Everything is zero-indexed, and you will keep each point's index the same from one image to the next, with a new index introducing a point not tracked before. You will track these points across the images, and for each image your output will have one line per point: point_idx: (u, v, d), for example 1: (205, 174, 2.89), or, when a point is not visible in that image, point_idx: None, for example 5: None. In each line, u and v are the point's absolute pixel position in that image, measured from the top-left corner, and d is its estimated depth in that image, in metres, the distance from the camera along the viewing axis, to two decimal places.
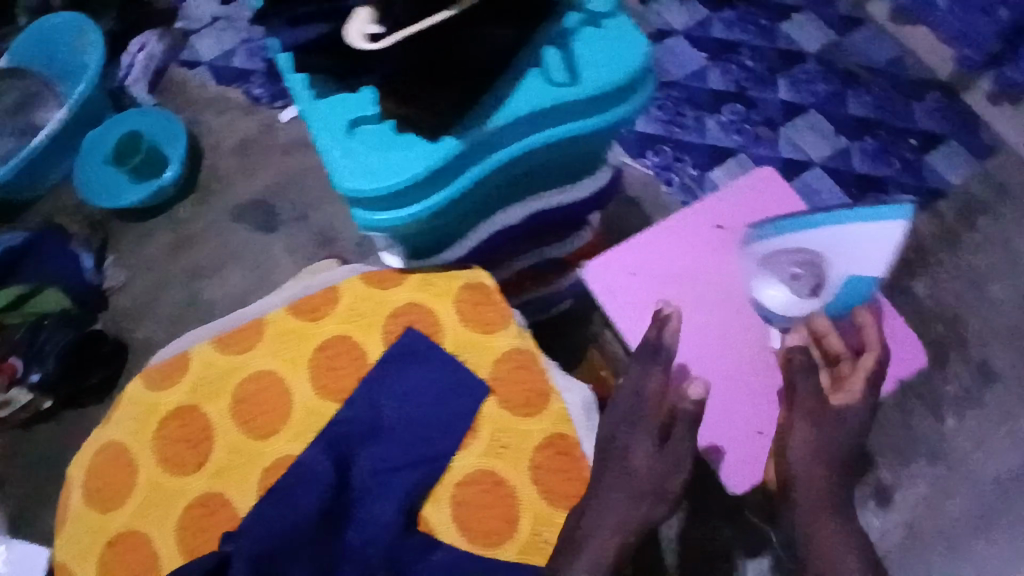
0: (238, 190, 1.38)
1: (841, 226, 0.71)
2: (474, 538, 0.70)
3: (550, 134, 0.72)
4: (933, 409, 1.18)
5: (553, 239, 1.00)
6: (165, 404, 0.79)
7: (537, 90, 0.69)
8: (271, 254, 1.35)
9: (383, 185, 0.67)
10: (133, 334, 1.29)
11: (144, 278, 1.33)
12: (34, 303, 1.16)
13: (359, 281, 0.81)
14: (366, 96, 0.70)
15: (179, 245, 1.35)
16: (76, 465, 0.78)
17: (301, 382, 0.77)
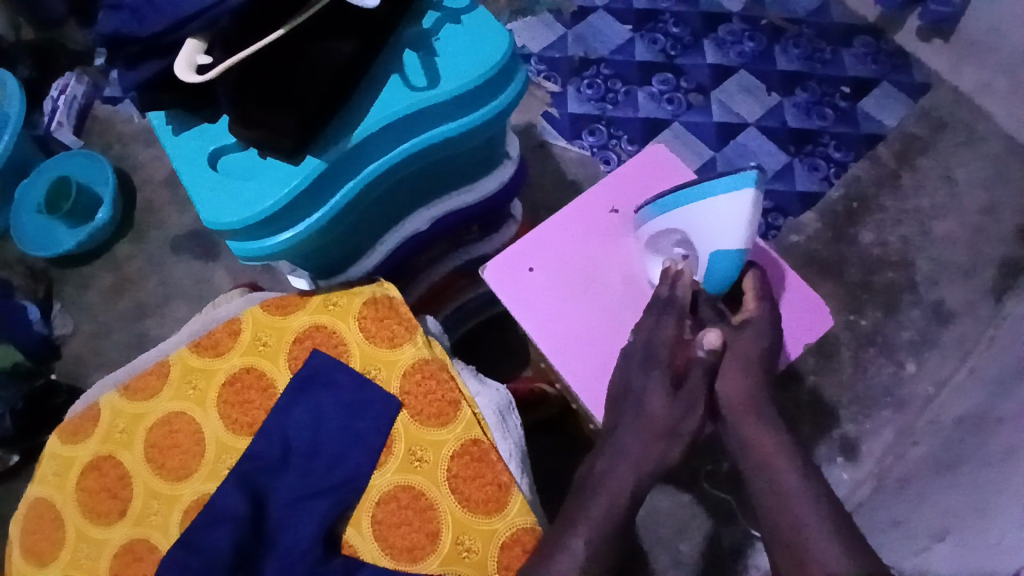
0: (174, 223, 1.36)
1: (690, 203, 0.68)
2: (397, 555, 0.69)
3: (420, 140, 0.73)
4: (891, 355, 1.16)
5: (471, 237, 1.00)
6: (81, 457, 0.76)
7: (396, 97, 0.69)
8: (213, 283, 1.33)
9: (249, 214, 0.67)
10: (85, 379, 1.27)
11: (88, 323, 1.31)
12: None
13: (260, 310, 0.79)
14: (224, 126, 0.71)
15: (121, 285, 1.33)
16: (13, 521, 0.78)
17: (212, 418, 0.76)
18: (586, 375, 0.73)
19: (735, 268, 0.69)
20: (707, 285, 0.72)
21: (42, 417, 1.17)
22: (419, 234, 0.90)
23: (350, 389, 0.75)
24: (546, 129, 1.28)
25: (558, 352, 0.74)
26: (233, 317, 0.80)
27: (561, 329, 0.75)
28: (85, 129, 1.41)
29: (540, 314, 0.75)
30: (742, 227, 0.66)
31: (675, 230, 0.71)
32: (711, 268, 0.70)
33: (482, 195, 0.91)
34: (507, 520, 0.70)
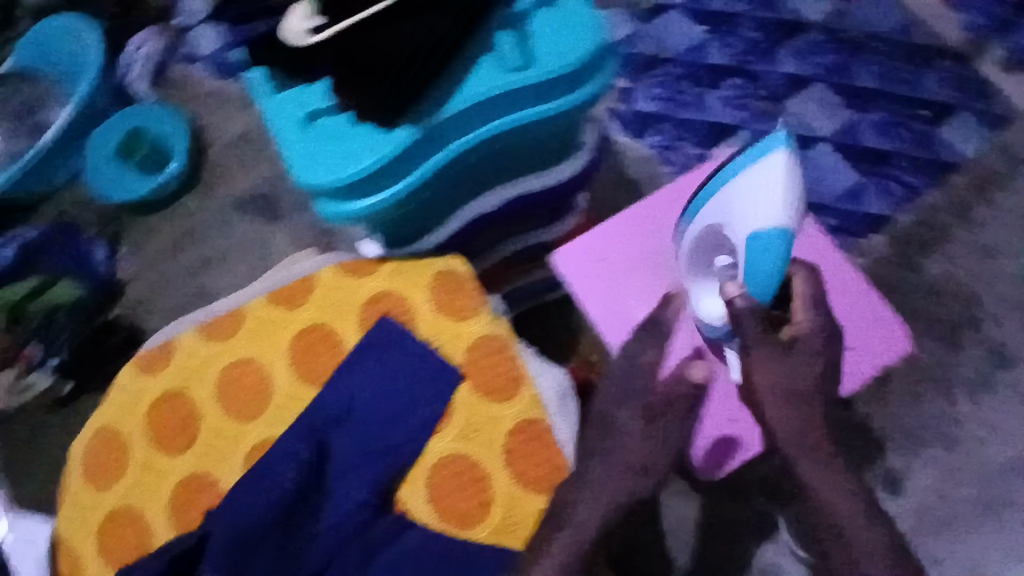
0: (237, 181, 1.37)
1: (730, 187, 0.65)
2: (448, 521, 0.71)
3: (507, 120, 0.73)
4: (945, 392, 1.12)
5: (536, 224, 0.99)
6: (152, 392, 0.79)
7: (488, 78, 0.69)
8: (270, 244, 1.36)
9: (339, 176, 0.69)
10: (145, 323, 1.31)
11: (149, 271, 1.34)
12: (54, 293, 1.20)
13: (336, 271, 0.82)
14: (320, 89, 0.71)
15: (182, 239, 1.34)
16: (76, 445, 0.81)
17: (281, 366, 0.78)
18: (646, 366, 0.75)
19: (782, 255, 0.61)
20: (751, 288, 0.63)
21: (100, 355, 1.26)
22: (488, 213, 0.91)
23: (413, 357, 0.77)
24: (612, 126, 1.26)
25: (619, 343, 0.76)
26: (308, 274, 0.83)
27: (626, 320, 0.77)
28: (161, 83, 1.41)
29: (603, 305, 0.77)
30: (773, 198, 0.60)
31: (716, 228, 0.68)
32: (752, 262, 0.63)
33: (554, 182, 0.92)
34: None
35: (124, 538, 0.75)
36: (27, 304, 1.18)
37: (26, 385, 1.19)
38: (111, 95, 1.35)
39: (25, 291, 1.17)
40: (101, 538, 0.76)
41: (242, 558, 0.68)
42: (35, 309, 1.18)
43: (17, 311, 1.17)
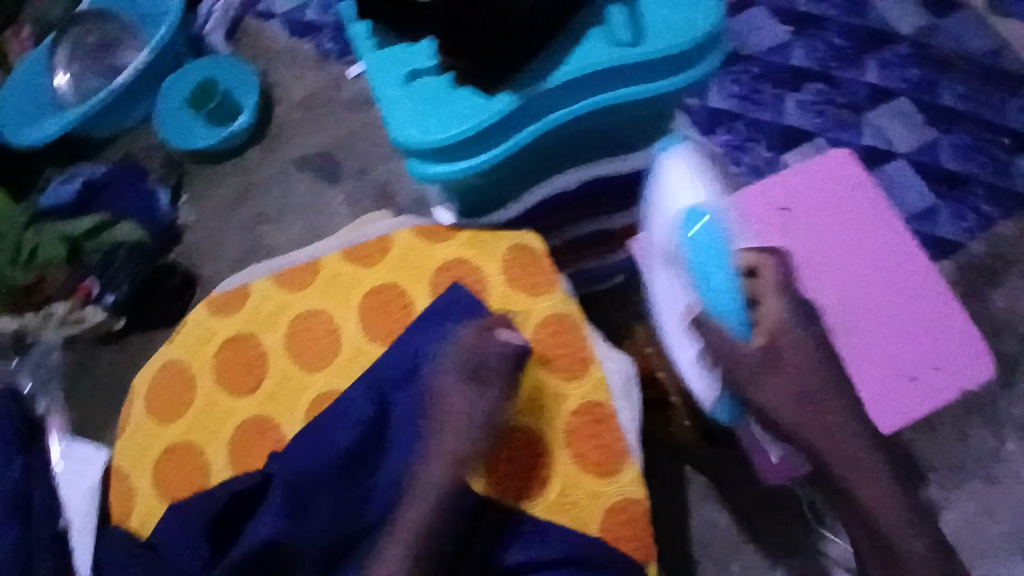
0: (301, 142, 1.36)
1: (650, 232, 0.81)
2: (502, 492, 0.72)
3: (608, 96, 0.71)
4: (996, 429, 1.04)
5: (606, 206, 0.94)
6: (222, 332, 0.80)
7: (595, 52, 0.68)
8: (329, 206, 1.37)
9: (435, 136, 0.69)
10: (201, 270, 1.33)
11: (208, 220, 1.35)
12: (111, 235, 1.17)
13: (411, 233, 0.82)
14: (424, 48, 0.71)
15: (242, 193, 1.35)
16: (140, 377, 0.81)
17: (351, 320, 0.79)
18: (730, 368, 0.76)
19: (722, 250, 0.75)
20: (707, 295, 0.74)
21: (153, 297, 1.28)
22: (565, 192, 0.91)
23: (482, 328, 0.77)
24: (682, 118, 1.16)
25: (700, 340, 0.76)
26: (385, 233, 0.83)
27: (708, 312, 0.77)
28: (236, 36, 1.42)
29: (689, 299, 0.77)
30: (695, 197, 0.78)
31: (665, 260, 0.79)
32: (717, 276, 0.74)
33: (634, 168, 0.91)
34: (617, 486, 0.71)
35: (180, 473, 0.76)
36: (86, 240, 1.16)
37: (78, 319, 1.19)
38: (188, 43, 1.37)
39: (85, 227, 1.15)
40: (159, 470, 0.76)
41: (303, 504, 0.71)
42: (94, 245, 1.16)
43: (76, 246, 1.16)
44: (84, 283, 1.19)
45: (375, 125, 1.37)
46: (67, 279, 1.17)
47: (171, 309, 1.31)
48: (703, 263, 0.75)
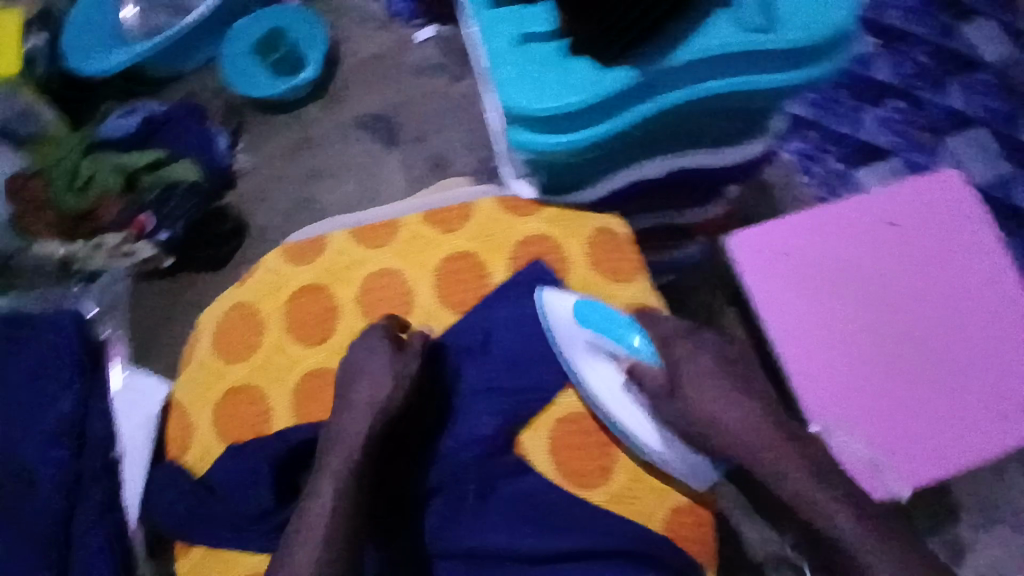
0: (363, 99, 1.33)
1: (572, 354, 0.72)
2: (564, 475, 0.71)
3: (727, 82, 0.68)
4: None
5: (678, 202, 0.97)
6: (296, 280, 0.80)
7: (726, 33, 0.66)
8: (384, 168, 1.33)
9: (547, 104, 0.65)
10: (251, 218, 1.30)
11: (261, 170, 1.32)
12: (168, 169, 1.15)
13: (494, 202, 0.80)
14: (541, 11, 0.68)
15: (299, 146, 1.32)
16: (208, 316, 0.81)
17: (425, 284, 0.78)
18: (822, 385, 0.70)
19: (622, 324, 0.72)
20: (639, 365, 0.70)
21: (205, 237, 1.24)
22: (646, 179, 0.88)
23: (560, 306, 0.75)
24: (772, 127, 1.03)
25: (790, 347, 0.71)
26: (468, 200, 0.81)
27: (798, 324, 0.72)
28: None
29: (783, 302, 0.72)
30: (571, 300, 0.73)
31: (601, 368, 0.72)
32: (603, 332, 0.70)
33: (723, 162, 0.88)
34: (683, 485, 0.70)
35: (242, 415, 0.75)
36: (142, 174, 1.14)
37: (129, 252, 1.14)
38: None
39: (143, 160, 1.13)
40: (219, 410, 0.76)
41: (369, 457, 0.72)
42: (151, 179, 1.14)
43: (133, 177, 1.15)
44: (139, 217, 1.12)
45: (437, 91, 1.33)
46: (122, 210, 1.13)
47: (217, 254, 1.24)
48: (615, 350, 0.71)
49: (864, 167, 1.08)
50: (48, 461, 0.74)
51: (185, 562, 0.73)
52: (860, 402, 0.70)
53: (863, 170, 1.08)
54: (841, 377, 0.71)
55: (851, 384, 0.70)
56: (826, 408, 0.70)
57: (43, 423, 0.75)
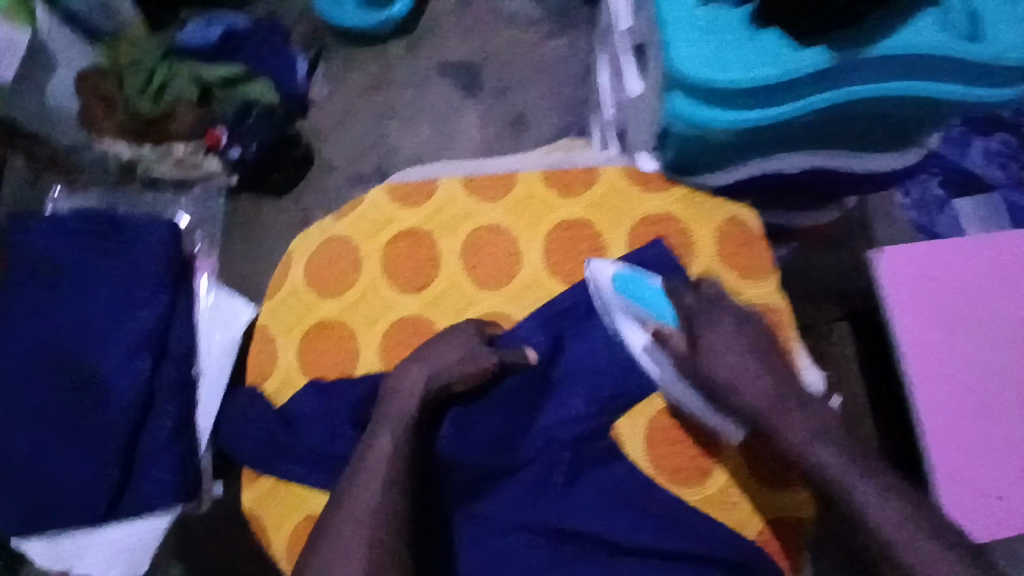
0: (452, 46, 1.36)
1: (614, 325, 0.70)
2: (656, 468, 0.68)
3: (909, 88, 0.63)
4: None
5: (793, 201, 0.91)
6: (400, 222, 0.76)
7: (929, 33, 0.60)
8: (460, 119, 1.35)
9: (723, 73, 0.59)
10: (320, 149, 1.32)
11: (338, 101, 1.32)
12: (246, 89, 1.19)
13: (621, 171, 0.75)
14: None
15: (378, 81, 1.34)
16: (300, 244, 0.77)
17: (534, 248, 0.74)
18: (943, 414, 0.68)
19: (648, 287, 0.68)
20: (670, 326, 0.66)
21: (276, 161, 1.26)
22: (783, 173, 0.78)
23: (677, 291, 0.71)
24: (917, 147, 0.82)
25: (920, 370, 0.69)
26: (591, 165, 0.76)
27: (932, 353, 0.69)
28: None
29: (924, 324, 0.69)
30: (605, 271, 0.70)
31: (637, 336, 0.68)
32: (643, 305, 0.68)
33: (862, 170, 0.82)
34: (783, 500, 0.68)
35: (328, 352, 0.73)
36: (219, 88, 1.19)
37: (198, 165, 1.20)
38: None
39: (225, 75, 1.18)
40: (307, 343, 0.73)
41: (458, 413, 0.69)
42: (231, 96, 1.19)
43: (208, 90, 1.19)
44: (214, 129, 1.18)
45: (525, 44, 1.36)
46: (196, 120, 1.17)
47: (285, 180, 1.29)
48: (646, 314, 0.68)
49: (962, 197, 0.92)
50: (125, 370, 0.71)
51: (253, 490, 0.71)
52: (972, 441, 0.68)
53: (959, 201, 0.92)
54: (964, 412, 0.68)
55: (978, 421, 0.68)
56: (945, 439, 0.67)
57: (124, 329, 0.73)
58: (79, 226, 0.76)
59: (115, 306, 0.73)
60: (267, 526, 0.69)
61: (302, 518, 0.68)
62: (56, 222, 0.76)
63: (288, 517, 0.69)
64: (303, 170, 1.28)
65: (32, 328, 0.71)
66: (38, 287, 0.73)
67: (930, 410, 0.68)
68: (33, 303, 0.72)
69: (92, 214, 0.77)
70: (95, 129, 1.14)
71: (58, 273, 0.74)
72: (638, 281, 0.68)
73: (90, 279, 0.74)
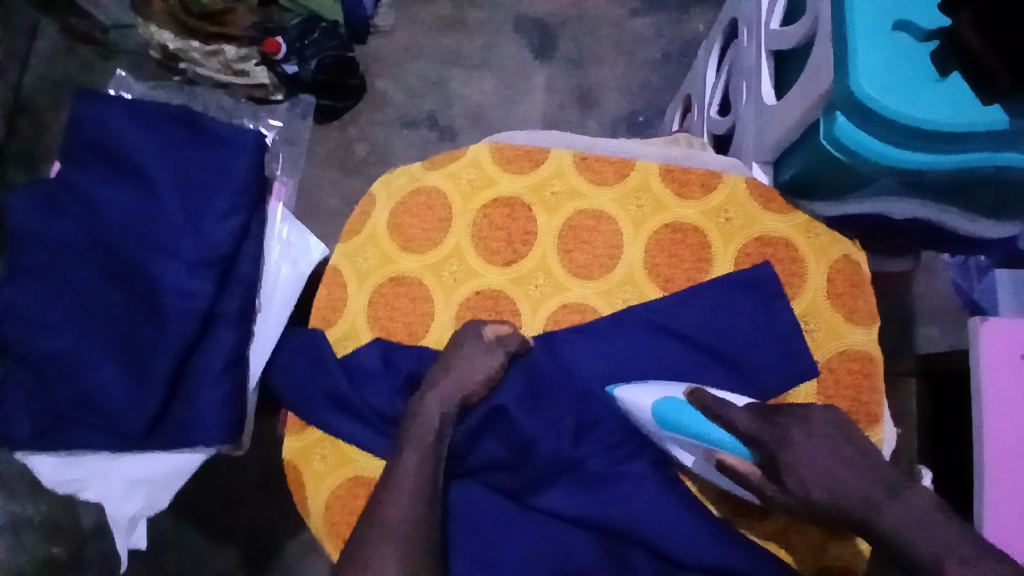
0: (531, 2, 1.32)
1: (659, 436, 0.62)
2: (722, 495, 0.65)
3: None
4: None
5: (884, 248, 0.87)
6: (502, 187, 0.71)
7: None
8: (527, 78, 1.30)
9: (891, 107, 0.55)
10: (375, 81, 1.28)
11: (405, 35, 1.30)
12: (313, 2, 1.17)
13: (742, 183, 0.70)
14: (935, 9, 0.58)
15: (450, 23, 1.31)
16: (386, 187, 0.72)
17: (636, 244, 0.69)
18: (1008, 493, 0.67)
19: (692, 417, 0.60)
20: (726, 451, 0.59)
21: (335, 85, 1.19)
22: (906, 217, 0.72)
23: (782, 325, 0.66)
24: (1010, 226, 0.73)
25: (997, 448, 0.68)
26: (714, 169, 0.71)
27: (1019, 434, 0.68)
28: None
29: (1007, 401, 0.68)
30: (648, 394, 0.62)
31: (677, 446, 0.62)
32: (695, 436, 0.60)
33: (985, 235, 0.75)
34: (843, 548, 0.63)
35: (397, 309, 0.68)
36: None
37: (244, 71, 1.15)
38: None
39: None
40: (379, 295, 0.68)
41: (533, 398, 0.65)
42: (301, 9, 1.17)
43: None
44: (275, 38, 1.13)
45: (604, 18, 1.33)
46: (253, 23, 1.14)
47: (333, 108, 1.24)
48: (687, 435, 0.60)
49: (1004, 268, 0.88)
50: (186, 289, 0.64)
51: (297, 439, 0.66)
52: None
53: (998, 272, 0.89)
54: None
55: None
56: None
57: (194, 243, 0.66)
58: (155, 120, 0.69)
59: (183, 216, 0.66)
60: (307, 479, 0.65)
61: (345, 478, 0.65)
62: (130, 111, 0.69)
63: (332, 472, 0.65)
64: (351, 102, 1.24)
65: (94, 225, 0.67)
66: (104, 179, 0.68)
67: (999, 483, 0.67)
68: (94, 200, 0.67)
69: (162, 111, 0.70)
70: (146, 15, 1.11)
71: (124, 169, 0.68)
72: (679, 410, 0.60)
73: (155, 181, 0.67)
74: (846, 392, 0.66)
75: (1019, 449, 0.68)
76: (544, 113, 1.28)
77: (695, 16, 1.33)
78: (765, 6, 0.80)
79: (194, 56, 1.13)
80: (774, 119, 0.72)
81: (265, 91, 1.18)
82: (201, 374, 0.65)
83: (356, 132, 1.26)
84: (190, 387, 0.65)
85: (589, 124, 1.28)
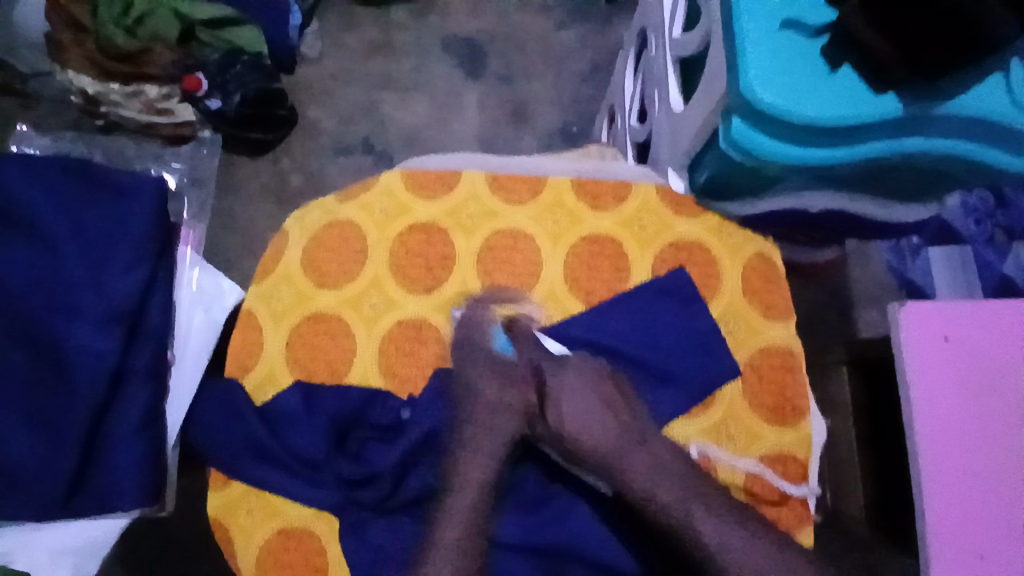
0: (459, 21, 1.33)
1: None
2: None
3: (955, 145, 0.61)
4: None
5: (806, 241, 0.89)
6: (418, 214, 0.70)
7: (989, 97, 0.57)
8: (459, 97, 1.30)
9: (786, 106, 0.56)
10: (305, 110, 1.26)
11: (333, 62, 1.29)
12: (231, 33, 1.13)
13: (653, 190, 0.71)
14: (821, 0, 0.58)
15: (378, 48, 1.30)
16: (299, 223, 0.71)
17: (556, 260, 0.69)
18: (948, 497, 0.59)
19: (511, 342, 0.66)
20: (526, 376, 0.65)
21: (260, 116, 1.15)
22: (815, 210, 0.73)
23: (701, 329, 0.67)
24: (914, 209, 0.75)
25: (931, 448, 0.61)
26: (626, 179, 0.72)
27: (950, 427, 0.61)
28: None
29: (935, 391, 0.62)
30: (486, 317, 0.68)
31: None
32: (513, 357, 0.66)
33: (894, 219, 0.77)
34: None
35: (317, 348, 0.67)
36: (201, 30, 1.12)
37: (167, 110, 1.11)
38: None
39: (211, 16, 1.11)
40: (298, 335, 0.67)
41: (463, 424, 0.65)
42: (218, 41, 1.12)
43: (188, 29, 1.12)
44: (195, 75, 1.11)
45: (531, 33, 1.34)
46: (172, 62, 1.10)
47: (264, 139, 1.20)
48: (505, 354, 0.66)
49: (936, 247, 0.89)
50: (92, 348, 0.62)
51: (220, 496, 0.64)
52: (978, 530, 0.59)
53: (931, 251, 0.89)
54: (968, 494, 0.59)
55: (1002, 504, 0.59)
56: (970, 524, 0.59)
57: (98, 297, 0.64)
58: (51, 173, 0.67)
59: (85, 271, 0.64)
60: (234, 535, 0.62)
61: (275, 530, 0.62)
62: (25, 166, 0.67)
63: (260, 526, 0.62)
64: (282, 131, 1.20)
65: None
66: None
67: (937, 486, 0.60)
68: None
69: (60, 163, 0.68)
70: (62, 60, 1.07)
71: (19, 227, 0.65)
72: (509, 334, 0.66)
73: (52, 237, 0.65)
74: (770, 391, 0.66)
75: (953, 443, 0.61)
76: (478, 131, 1.28)
77: (621, 26, 1.35)
78: (667, 12, 0.81)
79: (115, 99, 1.09)
80: (680, 125, 0.73)
81: (192, 128, 1.15)
82: (115, 433, 0.63)
83: (290, 162, 1.23)
84: (104, 449, 0.63)
85: (524, 137, 1.28)
